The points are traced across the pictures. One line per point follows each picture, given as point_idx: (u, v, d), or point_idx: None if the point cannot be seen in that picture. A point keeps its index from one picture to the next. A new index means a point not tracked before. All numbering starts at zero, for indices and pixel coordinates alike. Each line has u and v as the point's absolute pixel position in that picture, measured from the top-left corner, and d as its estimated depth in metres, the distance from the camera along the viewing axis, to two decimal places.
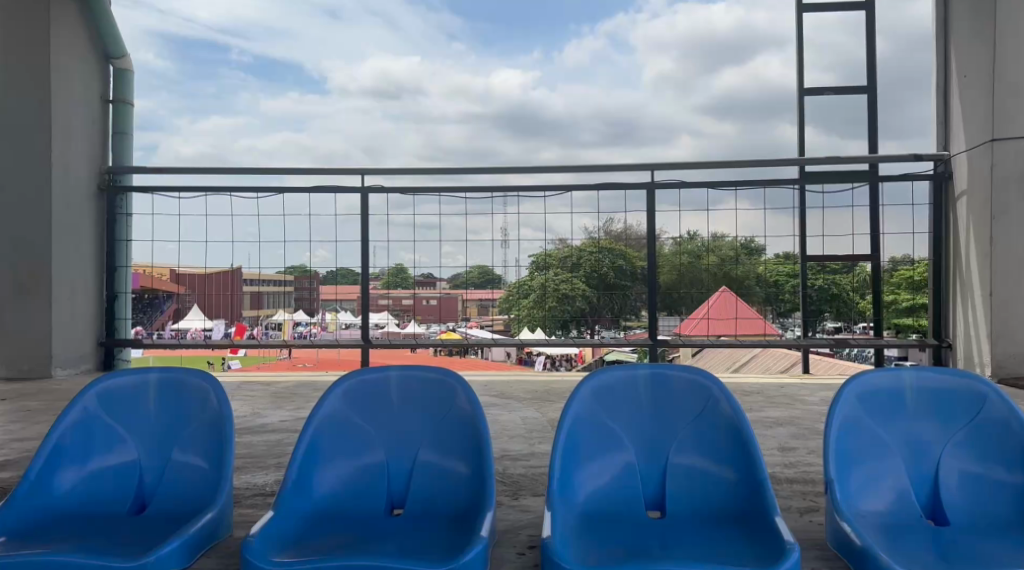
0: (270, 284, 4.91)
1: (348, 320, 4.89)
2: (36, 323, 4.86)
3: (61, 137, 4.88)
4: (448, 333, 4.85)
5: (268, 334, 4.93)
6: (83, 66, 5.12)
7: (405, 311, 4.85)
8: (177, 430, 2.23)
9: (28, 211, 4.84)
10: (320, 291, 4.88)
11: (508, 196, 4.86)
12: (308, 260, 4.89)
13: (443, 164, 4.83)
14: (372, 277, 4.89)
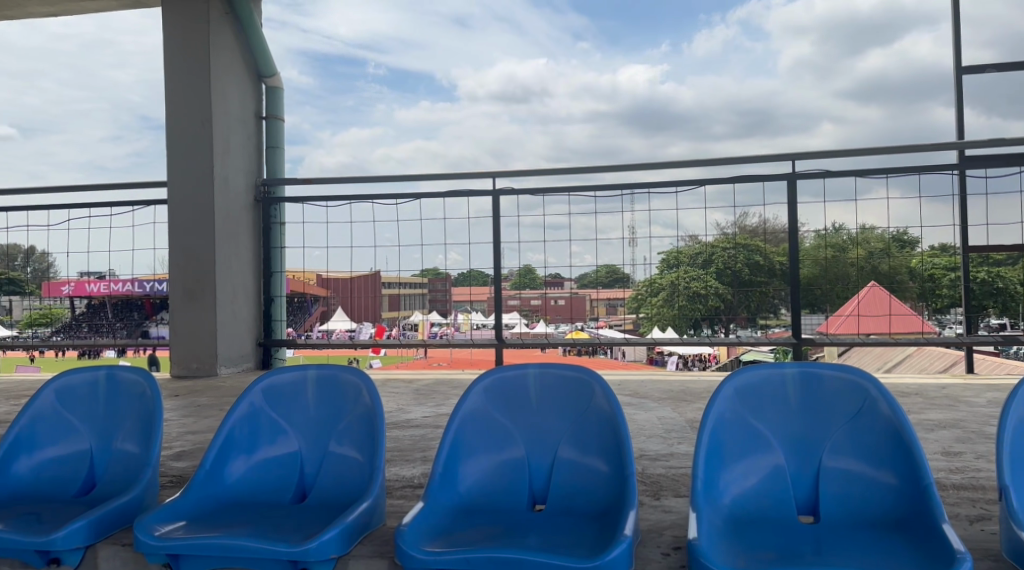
0: (407, 286, 5.11)
1: (479, 321, 5.00)
2: (202, 325, 5.22)
3: (221, 153, 5.25)
4: (577, 333, 4.89)
5: (405, 335, 5.11)
6: (238, 85, 5.49)
7: (535, 311, 4.92)
8: (331, 425, 2.35)
9: (195, 221, 5.22)
10: (453, 292, 5.02)
11: (636, 193, 4.78)
12: (441, 263, 5.06)
13: (571, 164, 4.84)
14: (503, 278, 4.98)
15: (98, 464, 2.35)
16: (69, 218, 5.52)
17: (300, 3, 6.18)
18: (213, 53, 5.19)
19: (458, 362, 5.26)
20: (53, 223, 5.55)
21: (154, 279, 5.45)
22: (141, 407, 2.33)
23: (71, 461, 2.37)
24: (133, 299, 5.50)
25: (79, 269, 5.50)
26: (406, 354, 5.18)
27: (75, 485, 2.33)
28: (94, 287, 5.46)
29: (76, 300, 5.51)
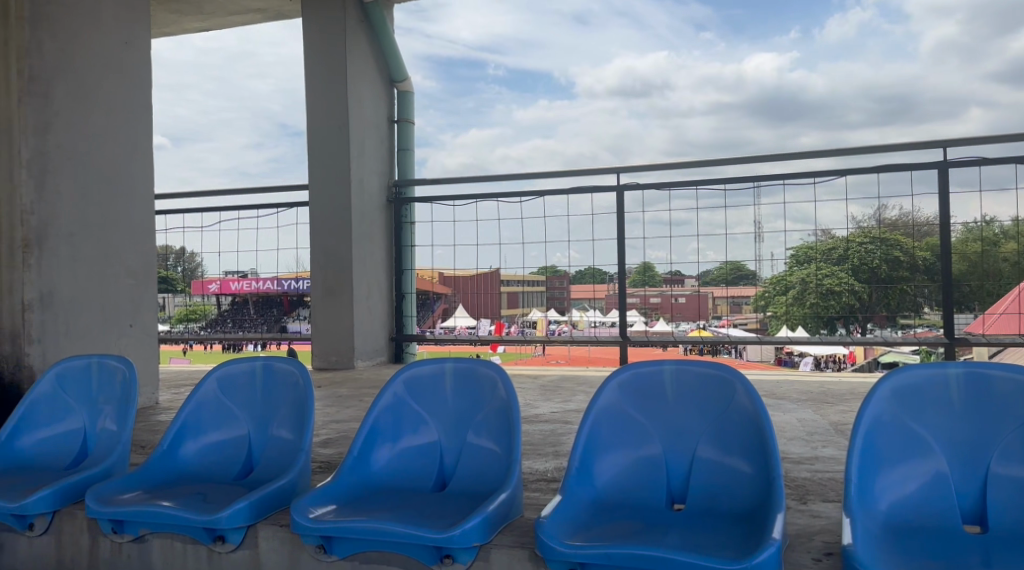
0: (525, 283, 5.17)
1: (596, 319, 5.00)
2: (340, 321, 5.44)
3: (357, 156, 5.46)
4: (699, 331, 4.77)
5: (525, 332, 5.18)
6: (372, 91, 5.70)
7: (654, 310, 4.86)
8: (470, 414, 2.22)
9: (332, 221, 5.45)
10: (570, 291, 5.03)
11: (760, 186, 4.65)
12: (558, 260, 5.07)
13: (694, 158, 4.75)
14: (624, 276, 4.93)
15: (255, 449, 2.39)
16: (221, 220, 5.89)
17: (427, 9, 6.37)
18: (348, 59, 5.39)
19: (574, 362, 5.30)
20: (206, 225, 5.93)
21: (291, 277, 5.80)
22: (295, 393, 2.35)
23: (228, 448, 2.41)
24: (274, 295, 5.82)
25: (225, 267, 5.87)
26: (524, 351, 5.26)
27: (232, 468, 2.37)
28: (238, 285, 5.83)
29: (221, 297, 5.87)
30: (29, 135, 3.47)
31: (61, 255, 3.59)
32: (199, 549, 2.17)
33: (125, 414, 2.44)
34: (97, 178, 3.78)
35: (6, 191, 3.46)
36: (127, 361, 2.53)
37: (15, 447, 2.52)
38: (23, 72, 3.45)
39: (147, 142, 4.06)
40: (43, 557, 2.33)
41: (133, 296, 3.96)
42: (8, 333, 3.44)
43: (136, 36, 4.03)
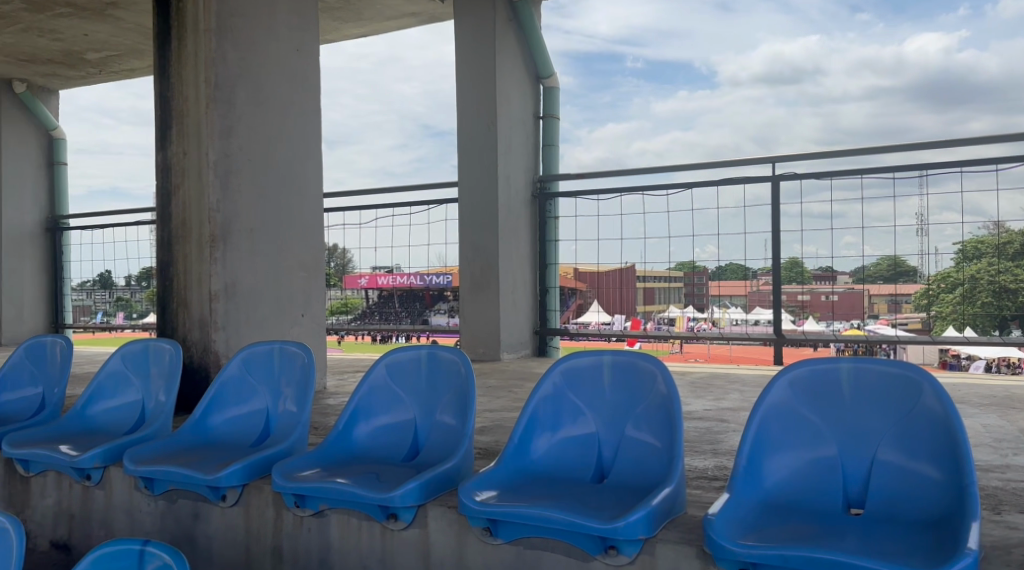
0: (659, 280, 5.09)
1: (738, 317, 4.86)
2: (487, 314, 5.56)
3: (504, 153, 5.55)
4: (853, 330, 4.56)
5: (660, 329, 5.09)
6: (520, 88, 5.79)
7: (802, 307, 4.67)
8: (630, 407, 2.16)
9: (479, 217, 5.58)
10: (709, 287, 4.90)
11: (925, 176, 4.36)
12: (695, 256, 4.97)
13: (849, 146, 4.57)
14: (762, 273, 4.78)
15: (420, 434, 2.49)
16: (377, 217, 6.18)
17: (575, 5, 6.39)
18: (498, 57, 5.50)
19: (713, 361, 5.06)
20: (363, 221, 6.23)
21: (434, 272, 5.97)
22: (458, 382, 2.44)
23: (396, 431, 2.52)
24: (417, 290, 6.00)
25: (374, 263, 6.17)
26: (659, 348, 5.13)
27: (400, 452, 2.48)
28: (384, 279, 6.10)
29: (370, 291, 6.15)
30: (216, 138, 3.77)
31: (243, 249, 3.88)
32: (373, 526, 2.31)
33: (304, 397, 2.64)
34: (273, 178, 4.06)
35: (196, 191, 3.78)
36: (306, 348, 2.73)
37: (208, 425, 2.75)
38: (210, 80, 3.75)
39: (316, 144, 4.33)
40: (234, 528, 2.54)
41: (304, 287, 4.22)
42: (197, 321, 3.78)
43: (307, 43, 4.29)
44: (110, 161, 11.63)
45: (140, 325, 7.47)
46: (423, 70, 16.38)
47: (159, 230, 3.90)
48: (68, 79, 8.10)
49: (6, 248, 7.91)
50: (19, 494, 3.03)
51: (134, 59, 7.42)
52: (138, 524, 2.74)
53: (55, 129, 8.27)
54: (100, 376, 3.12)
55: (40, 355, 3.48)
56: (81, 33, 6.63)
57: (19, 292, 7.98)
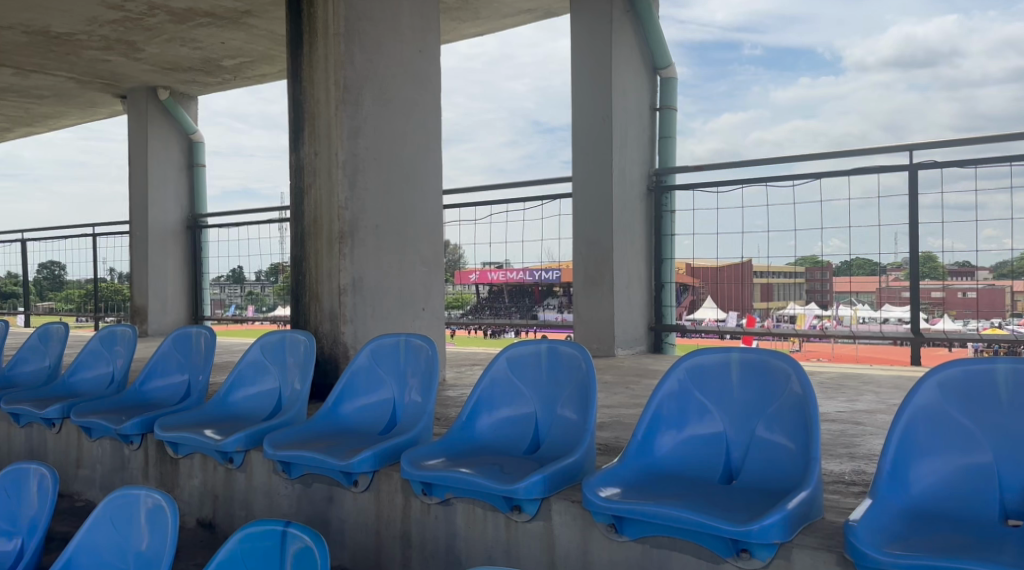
0: (780, 275, 4.87)
1: (866, 315, 4.66)
2: (601, 309, 5.51)
3: (619, 146, 5.49)
4: (993, 329, 4.29)
5: (780, 326, 4.92)
6: (637, 80, 5.71)
7: (935, 305, 4.48)
8: (760, 406, 2.09)
9: (594, 212, 5.53)
10: (833, 284, 4.66)
11: None
12: (820, 251, 4.74)
13: (991, 131, 4.30)
14: (892, 269, 4.55)
15: (541, 429, 2.52)
16: (492, 214, 6.23)
17: None
18: (615, 50, 5.44)
19: (837, 361, 4.87)
20: (479, 218, 6.29)
21: (543, 267, 5.95)
22: (578, 376, 2.44)
23: (518, 423, 2.55)
24: (527, 287, 6.03)
25: (483, 259, 6.19)
26: (779, 346, 4.98)
27: (522, 444, 2.51)
28: (495, 275, 6.13)
29: (480, 286, 6.17)
30: (345, 138, 3.91)
31: (369, 245, 4.01)
32: (498, 517, 2.33)
33: (429, 388, 2.74)
34: (397, 175, 4.18)
35: (327, 190, 3.94)
36: (430, 341, 2.82)
37: (339, 413, 2.89)
38: (339, 83, 3.90)
39: (437, 142, 4.42)
40: (365, 512, 2.64)
41: (425, 282, 4.32)
42: (328, 313, 3.95)
43: (429, 43, 4.38)
44: (241, 162, 12.26)
45: (269, 319, 7.91)
46: (534, 66, 16.40)
47: (292, 227, 4.09)
48: (206, 85, 8.60)
49: (152, 245, 8.53)
50: (169, 474, 3.26)
51: (265, 64, 7.79)
52: (276, 506, 2.89)
53: (193, 133, 8.79)
54: (241, 364, 3.31)
55: (185, 344, 3.72)
56: (219, 42, 7.02)
57: (163, 286, 8.58)
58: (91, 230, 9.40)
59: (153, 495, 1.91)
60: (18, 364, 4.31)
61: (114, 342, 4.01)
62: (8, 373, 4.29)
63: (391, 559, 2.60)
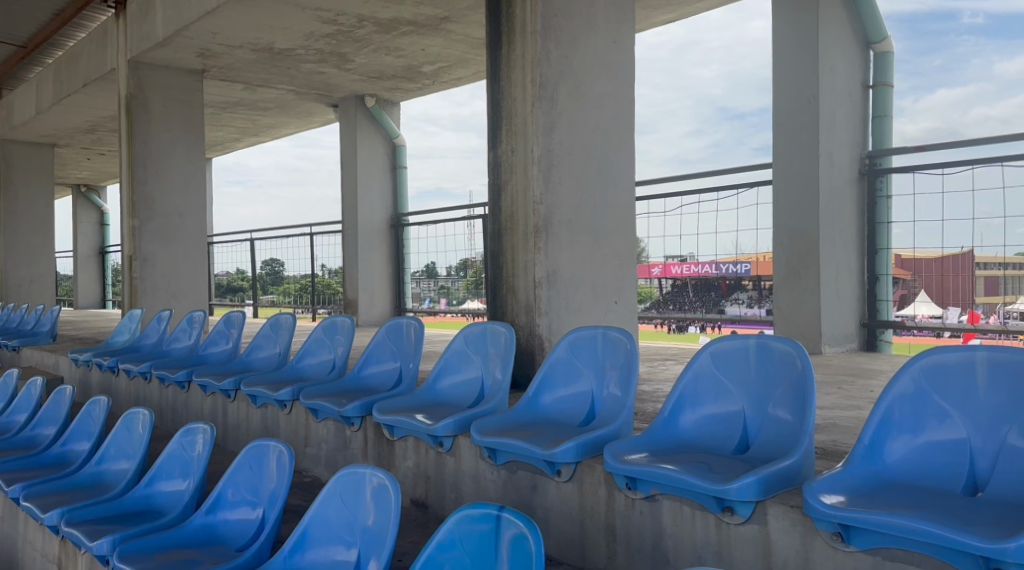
0: (1011, 268, 4.41)
1: None
2: (806, 303, 5.20)
3: (827, 129, 5.14)
4: None
5: (1009, 323, 4.53)
6: (847, 56, 5.32)
7: None
8: (1015, 411, 1.87)
9: (796, 201, 5.24)
10: None
11: None
12: None
13: None
14: None
15: (750, 429, 2.41)
16: (682, 205, 6.09)
17: None
18: (822, 28, 5.11)
19: None
20: (668, 210, 6.18)
21: (728, 261, 5.69)
22: (793, 376, 2.30)
23: (726, 421, 2.46)
24: (712, 280, 5.79)
25: (669, 252, 6.04)
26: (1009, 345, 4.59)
27: (730, 443, 2.42)
28: (678, 269, 5.95)
29: (663, 280, 6.07)
30: (540, 134, 3.96)
31: (563, 240, 4.04)
32: (707, 517, 2.26)
33: (629, 381, 2.75)
34: (593, 168, 4.18)
35: (523, 185, 4.04)
36: (629, 334, 2.82)
37: (538, 403, 2.98)
38: (535, 80, 3.95)
39: (631, 133, 4.36)
40: (569, 504, 2.65)
41: (618, 275, 4.28)
42: (524, 306, 4.05)
43: (624, 34, 4.33)
44: (436, 162, 12.79)
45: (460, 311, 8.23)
46: (725, 51, 15.75)
47: (490, 222, 4.24)
48: (408, 91, 9.06)
49: (361, 242, 9.13)
50: (386, 454, 3.48)
51: (462, 67, 8.08)
52: (484, 490, 3.00)
53: (396, 137, 9.30)
54: (447, 354, 3.50)
55: (397, 335, 3.95)
56: (420, 48, 7.37)
57: (370, 280, 9.16)
58: (308, 229, 10.23)
59: (378, 474, 2.21)
60: (255, 350, 4.78)
61: (335, 332, 4.34)
62: (246, 359, 4.77)
63: (596, 552, 2.59)
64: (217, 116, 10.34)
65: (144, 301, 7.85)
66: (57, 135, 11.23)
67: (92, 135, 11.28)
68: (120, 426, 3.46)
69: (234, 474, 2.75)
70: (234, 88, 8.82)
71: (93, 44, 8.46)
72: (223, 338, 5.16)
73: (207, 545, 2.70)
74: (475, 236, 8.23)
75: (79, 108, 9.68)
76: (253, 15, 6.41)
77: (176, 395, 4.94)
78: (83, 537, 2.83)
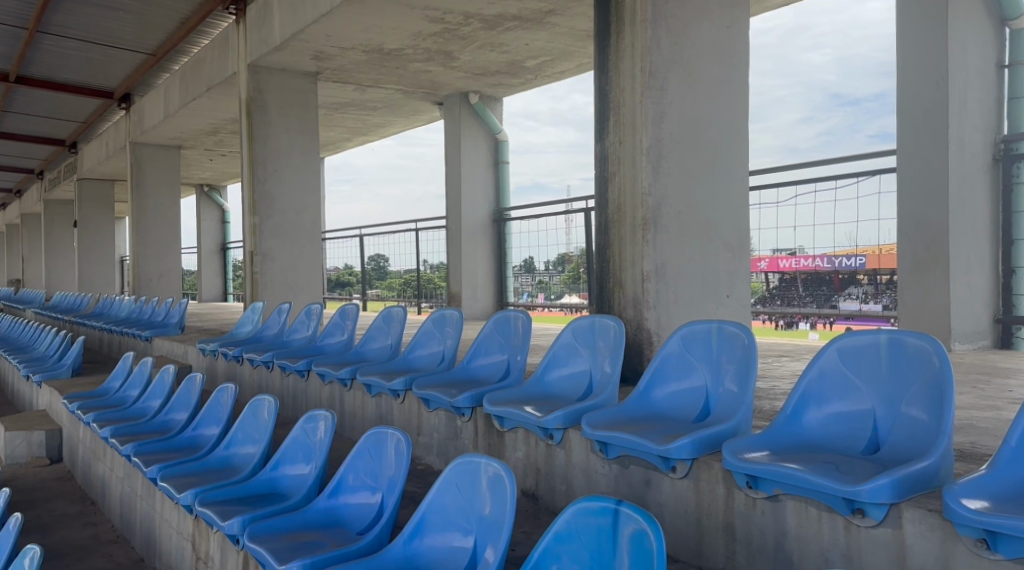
0: None
1: None
2: (934, 297, 4.90)
3: (956, 112, 4.84)
4: None
5: None
6: (980, 35, 4.98)
7: None
8: None
9: (922, 189, 4.96)
10: None
11: None
12: None
13: None
14: None
15: (880, 428, 2.34)
16: (797, 194, 5.80)
17: None
18: (951, 4, 4.81)
19: None
20: (781, 200, 5.89)
21: (842, 254, 5.36)
22: (929, 373, 2.22)
23: (855, 420, 2.40)
24: (824, 275, 5.51)
25: (777, 245, 5.73)
26: None
27: (859, 443, 2.36)
28: (786, 262, 5.69)
29: (769, 275, 5.86)
30: (649, 124, 3.90)
31: (673, 232, 3.96)
32: (835, 519, 2.17)
33: (746, 377, 2.68)
34: (704, 158, 4.07)
35: (631, 177, 3.99)
36: (747, 329, 2.74)
37: (653, 398, 2.95)
38: (645, 69, 3.89)
39: (744, 122, 4.22)
40: (685, 501, 2.60)
41: (729, 268, 4.15)
42: (631, 300, 4.01)
43: (738, 19, 4.19)
44: (537, 156, 12.82)
45: (558, 305, 8.27)
46: (836, 35, 15.06)
47: (597, 215, 4.21)
48: (510, 86, 9.11)
49: (466, 237, 9.26)
50: (497, 445, 3.52)
51: (565, 60, 8.05)
52: (596, 484, 2.98)
53: (499, 133, 9.36)
54: (554, 347, 3.50)
55: (505, 328, 3.99)
56: (524, 43, 7.39)
57: (474, 274, 9.27)
58: (414, 225, 10.45)
59: (493, 464, 2.29)
60: (369, 341, 4.93)
61: (444, 324, 4.41)
62: (360, 349, 4.92)
63: (714, 551, 2.53)
64: (328, 116, 10.70)
65: (263, 294, 8.22)
66: (183, 138, 11.90)
67: (215, 137, 11.90)
68: (247, 411, 3.64)
69: (355, 460, 2.85)
70: (345, 89, 9.10)
71: (216, 50, 8.90)
72: (339, 329, 5.34)
73: (330, 528, 2.81)
74: (572, 229, 8.21)
75: (203, 111, 10.22)
76: (363, 16, 6.59)
77: (296, 383, 5.15)
78: (216, 516, 2.98)
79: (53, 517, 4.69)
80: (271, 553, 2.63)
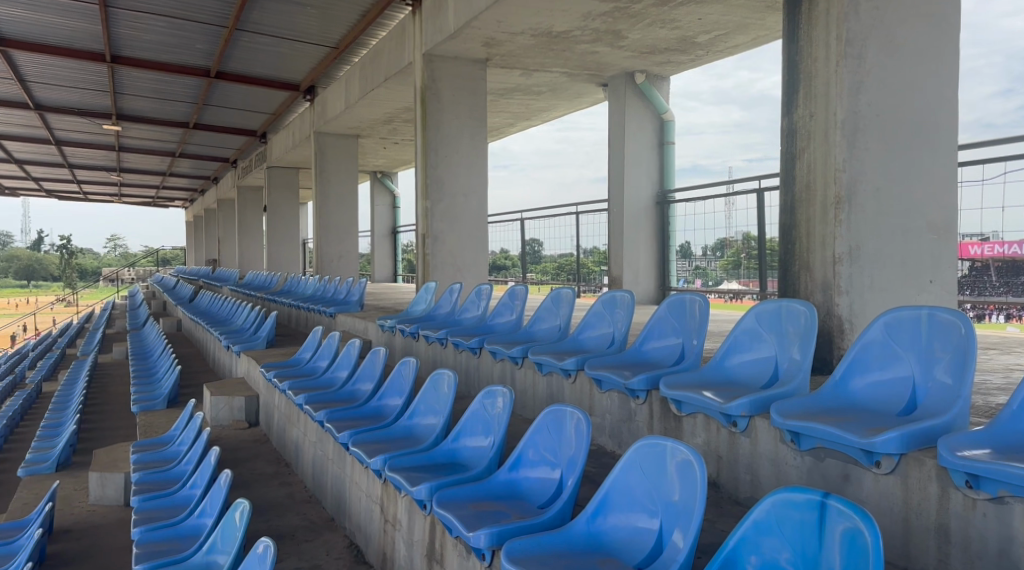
0: None
1: None
2: None
3: None
4: None
5: None
6: None
7: None
8: None
9: None
10: None
11: None
12: None
13: None
14: None
15: None
16: (1006, 171, 5.23)
17: None
18: None
19: None
20: (987, 177, 5.33)
21: None
22: None
23: None
24: (1022, 262, 5.01)
25: (965, 229, 5.23)
26: None
27: None
28: (978, 248, 5.16)
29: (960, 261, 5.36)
30: (845, 95, 3.67)
31: (870, 212, 3.71)
32: None
33: (963, 369, 2.48)
34: (907, 130, 3.78)
35: (823, 152, 3.78)
36: (964, 315, 2.52)
37: (851, 387, 2.80)
38: (841, 36, 3.67)
39: (954, 90, 3.85)
40: (890, 499, 2.43)
41: (934, 251, 3.82)
42: (820, 284, 3.80)
43: None
44: (701, 137, 12.42)
45: (714, 292, 8.06)
46: None
47: (783, 193, 4.00)
48: (679, 64, 8.85)
49: (630, 220, 9.14)
50: (674, 430, 3.43)
51: (740, 34, 7.73)
52: (785, 475, 2.82)
53: (666, 112, 9.15)
54: (736, 332, 3.39)
55: (680, 311, 3.91)
56: (697, 18, 7.17)
57: (636, 258, 9.15)
58: (575, 209, 10.40)
59: (682, 449, 2.25)
60: (538, 321, 4.99)
61: (615, 306, 4.39)
62: (529, 329, 4.99)
63: (924, 553, 2.35)
64: (495, 102, 10.88)
65: (435, 275, 8.53)
66: (361, 127, 12.53)
67: (389, 126, 12.43)
68: (429, 384, 3.82)
69: (534, 435, 2.89)
70: (513, 74, 9.22)
71: (393, 40, 9.27)
72: (508, 309, 5.45)
73: (512, 501, 2.87)
74: (735, 213, 7.91)
75: (380, 101, 10.69)
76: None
77: (468, 359, 5.30)
78: (405, 482, 3.13)
79: (253, 476, 5.10)
80: (458, 520, 2.71)
